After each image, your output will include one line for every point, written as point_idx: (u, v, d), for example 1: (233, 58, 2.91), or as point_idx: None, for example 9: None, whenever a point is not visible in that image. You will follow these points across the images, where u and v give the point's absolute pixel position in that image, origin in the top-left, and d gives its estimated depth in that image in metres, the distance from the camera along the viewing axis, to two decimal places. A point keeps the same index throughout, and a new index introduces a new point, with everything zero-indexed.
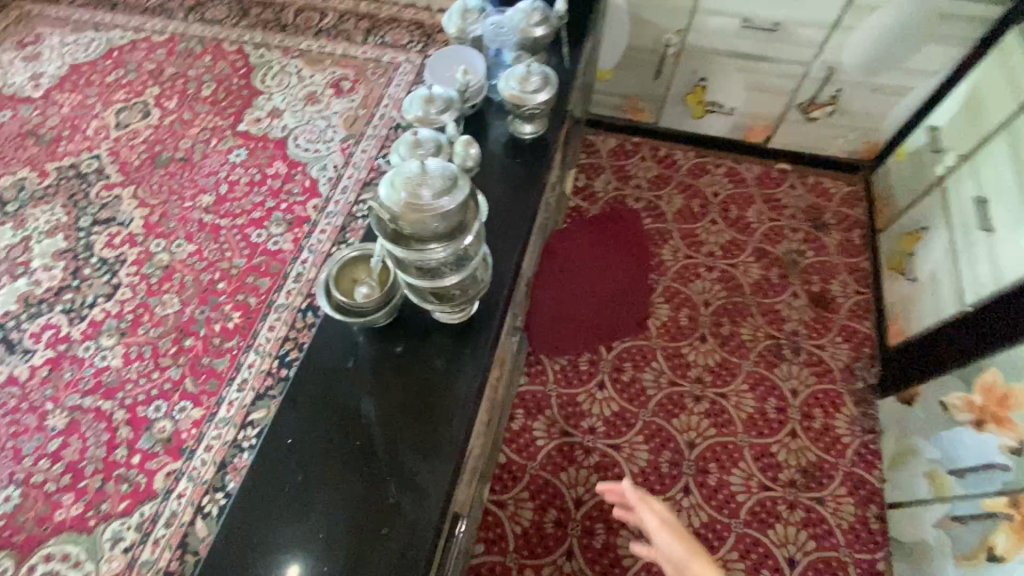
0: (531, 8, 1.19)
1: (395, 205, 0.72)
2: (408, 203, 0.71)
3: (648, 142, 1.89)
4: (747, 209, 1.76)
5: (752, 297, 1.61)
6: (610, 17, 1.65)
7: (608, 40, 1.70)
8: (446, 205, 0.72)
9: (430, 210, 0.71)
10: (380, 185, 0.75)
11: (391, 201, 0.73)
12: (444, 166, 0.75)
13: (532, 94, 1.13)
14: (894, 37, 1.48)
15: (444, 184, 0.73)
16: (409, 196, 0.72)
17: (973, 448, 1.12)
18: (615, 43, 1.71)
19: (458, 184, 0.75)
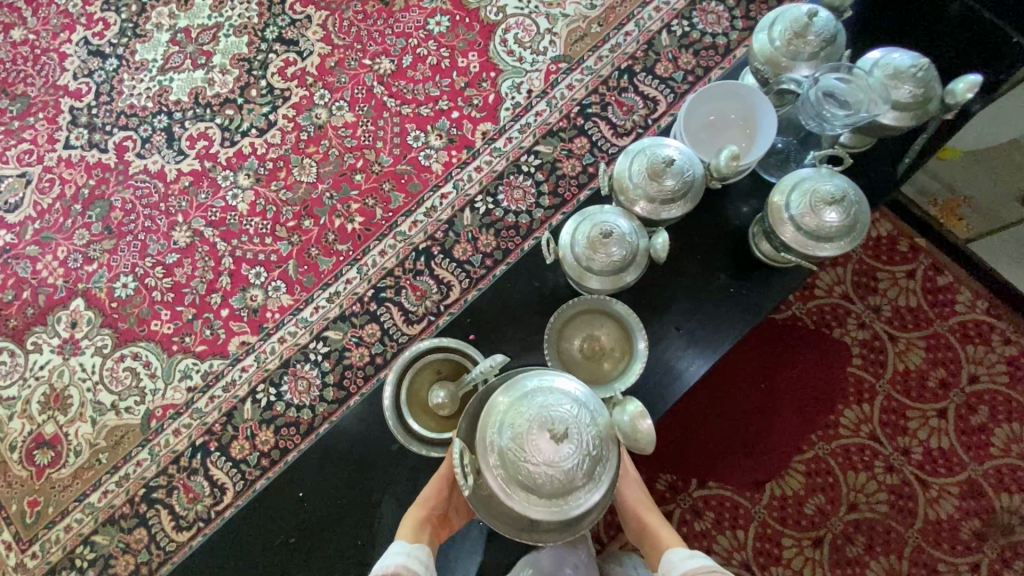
0: (902, 79, 0.71)
1: (494, 467, 0.57)
2: (514, 487, 0.56)
3: (935, 255, 1.30)
4: (998, 422, 1.24)
5: (916, 535, 1.21)
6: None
7: (1007, 112, 1.15)
8: (564, 508, 0.57)
9: (541, 509, 0.56)
10: (489, 431, 0.59)
11: (495, 471, 0.57)
12: (580, 449, 0.57)
13: (818, 241, 0.70)
14: None
15: (573, 470, 0.56)
16: (519, 468, 0.56)
17: None
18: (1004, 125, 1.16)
19: (591, 473, 0.57)
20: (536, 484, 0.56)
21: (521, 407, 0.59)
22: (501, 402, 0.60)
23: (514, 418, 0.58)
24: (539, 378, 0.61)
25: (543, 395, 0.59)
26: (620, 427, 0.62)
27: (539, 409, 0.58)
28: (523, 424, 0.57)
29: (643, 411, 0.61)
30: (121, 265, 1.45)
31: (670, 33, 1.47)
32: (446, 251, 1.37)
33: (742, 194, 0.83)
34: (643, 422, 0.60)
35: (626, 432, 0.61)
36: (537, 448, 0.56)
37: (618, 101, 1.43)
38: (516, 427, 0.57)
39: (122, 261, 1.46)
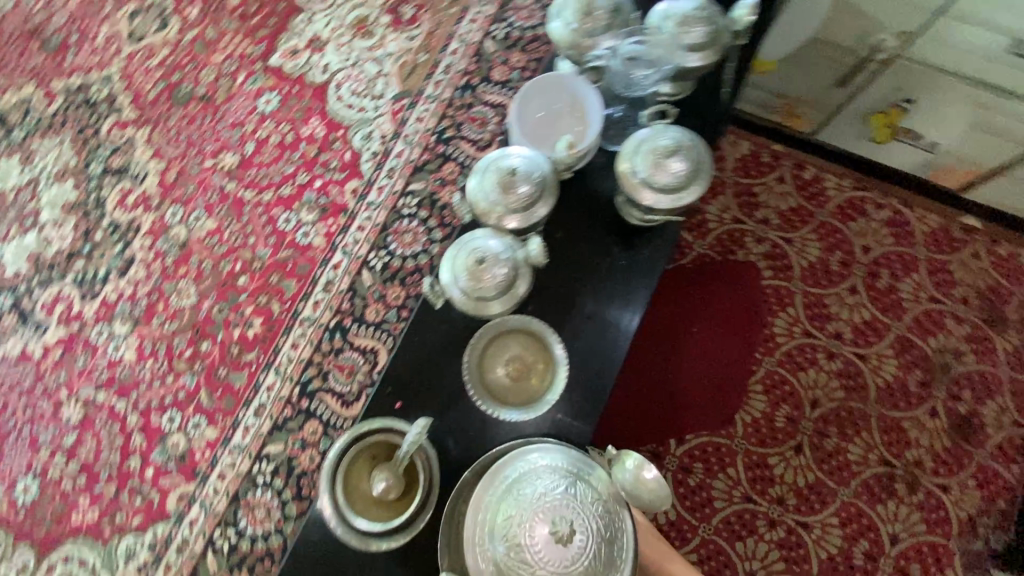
0: (687, 22, 0.75)
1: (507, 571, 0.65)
2: None
3: (792, 154, 1.41)
4: (901, 277, 1.35)
5: (876, 405, 1.29)
6: None
7: (789, 22, 1.16)
8: None
9: None
10: (496, 542, 0.66)
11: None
12: (587, 539, 0.65)
13: (676, 192, 0.73)
14: None
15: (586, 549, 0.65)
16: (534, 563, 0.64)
17: None
18: (799, 26, 1.16)
19: (602, 554, 0.66)
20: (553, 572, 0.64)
21: (516, 500, 0.67)
22: (492, 500, 0.68)
23: (512, 516, 0.66)
24: (525, 466, 0.70)
25: (533, 483, 0.68)
26: (625, 489, 0.67)
27: (533, 499, 0.66)
28: (526, 519, 0.65)
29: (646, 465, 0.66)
30: (14, 469, 1.29)
31: (493, 38, 1.50)
32: (359, 318, 1.32)
33: (601, 170, 0.84)
34: (646, 474, 0.66)
35: (634, 492, 0.67)
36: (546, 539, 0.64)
37: (470, 116, 1.45)
38: (519, 523, 0.65)
39: (13, 464, 1.29)
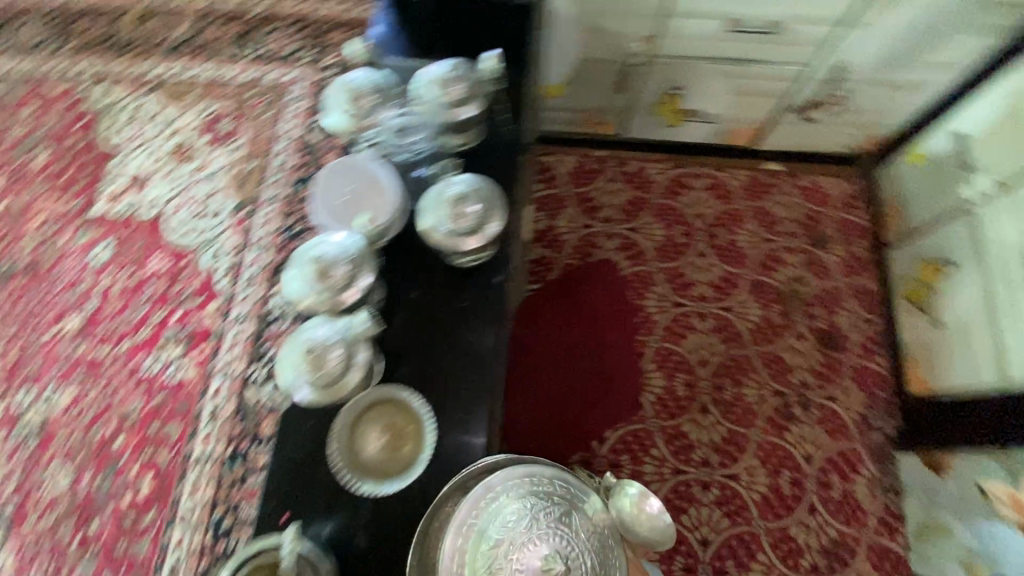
0: (445, 82, 0.85)
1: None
2: None
3: (613, 155, 1.60)
4: (736, 231, 1.53)
5: (753, 346, 1.43)
6: (553, 22, 1.17)
7: (555, 54, 1.24)
8: None
9: None
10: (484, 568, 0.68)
11: None
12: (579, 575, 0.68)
13: (482, 228, 0.80)
14: (915, 34, 1.14)
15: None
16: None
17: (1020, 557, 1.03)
18: (565, 52, 1.25)
19: None
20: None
21: (505, 527, 0.69)
22: (476, 528, 0.69)
23: (498, 543, 0.68)
24: (519, 487, 0.72)
25: (526, 510, 0.70)
26: (626, 522, 0.80)
27: (525, 531, 0.68)
28: (514, 550, 0.67)
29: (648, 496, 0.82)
30: None
31: (316, 129, 1.55)
32: (256, 437, 1.27)
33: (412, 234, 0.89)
34: (647, 506, 0.81)
35: (634, 524, 0.80)
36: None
37: None
38: (505, 555, 0.67)
39: None
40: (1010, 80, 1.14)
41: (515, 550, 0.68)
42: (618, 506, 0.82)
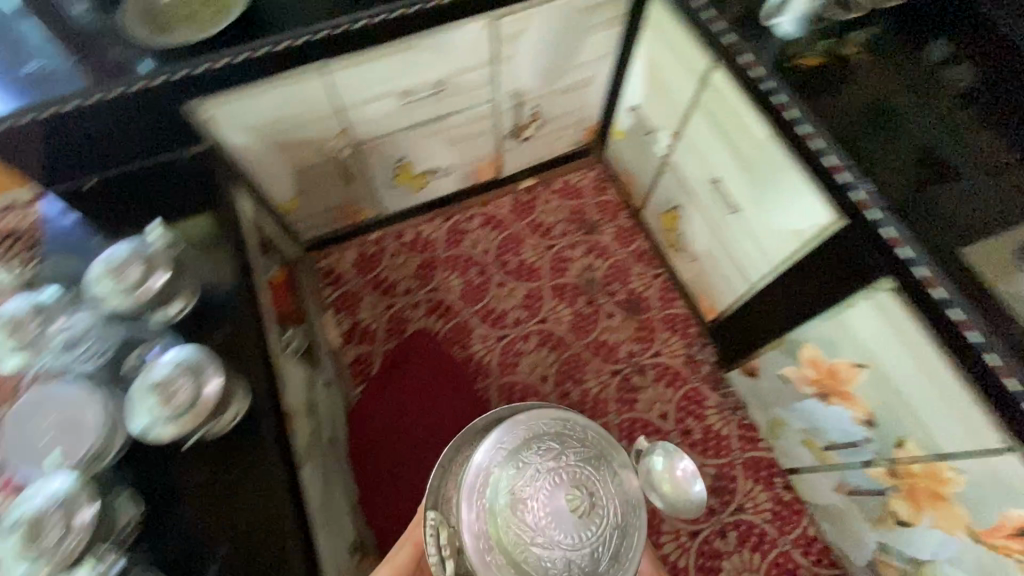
0: (117, 271, 0.86)
1: (500, 517, 0.78)
2: (520, 540, 0.77)
3: (388, 232, 1.66)
4: (521, 250, 1.67)
5: (578, 341, 1.56)
6: (241, 152, 1.19)
7: (263, 175, 1.26)
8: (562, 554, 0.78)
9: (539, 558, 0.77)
10: (511, 487, 0.80)
11: (503, 518, 0.78)
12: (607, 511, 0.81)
13: (199, 393, 0.80)
14: (553, 47, 1.30)
15: (584, 535, 0.79)
16: (528, 521, 0.78)
17: (835, 423, 1.14)
18: (273, 169, 1.27)
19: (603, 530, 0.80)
20: (546, 540, 0.78)
21: (530, 462, 0.81)
22: (507, 459, 0.81)
23: (520, 473, 0.80)
24: (550, 426, 0.85)
25: (556, 446, 0.83)
26: (655, 487, 1.12)
27: (554, 470, 0.81)
28: (539, 484, 0.80)
29: (681, 457, 1.13)
30: None
31: None
32: None
33: (143, 459, 0.83)
34: (678, 469, 1.13)
35: (656, 485, 1.13)
36: (552, 504, 0.79)
37: None
38: (527, 487, 0.79)
39: None
40: (638, 53, 1.34)
41: (541, 478, 0.80)
42: (651, 477, 1.13)
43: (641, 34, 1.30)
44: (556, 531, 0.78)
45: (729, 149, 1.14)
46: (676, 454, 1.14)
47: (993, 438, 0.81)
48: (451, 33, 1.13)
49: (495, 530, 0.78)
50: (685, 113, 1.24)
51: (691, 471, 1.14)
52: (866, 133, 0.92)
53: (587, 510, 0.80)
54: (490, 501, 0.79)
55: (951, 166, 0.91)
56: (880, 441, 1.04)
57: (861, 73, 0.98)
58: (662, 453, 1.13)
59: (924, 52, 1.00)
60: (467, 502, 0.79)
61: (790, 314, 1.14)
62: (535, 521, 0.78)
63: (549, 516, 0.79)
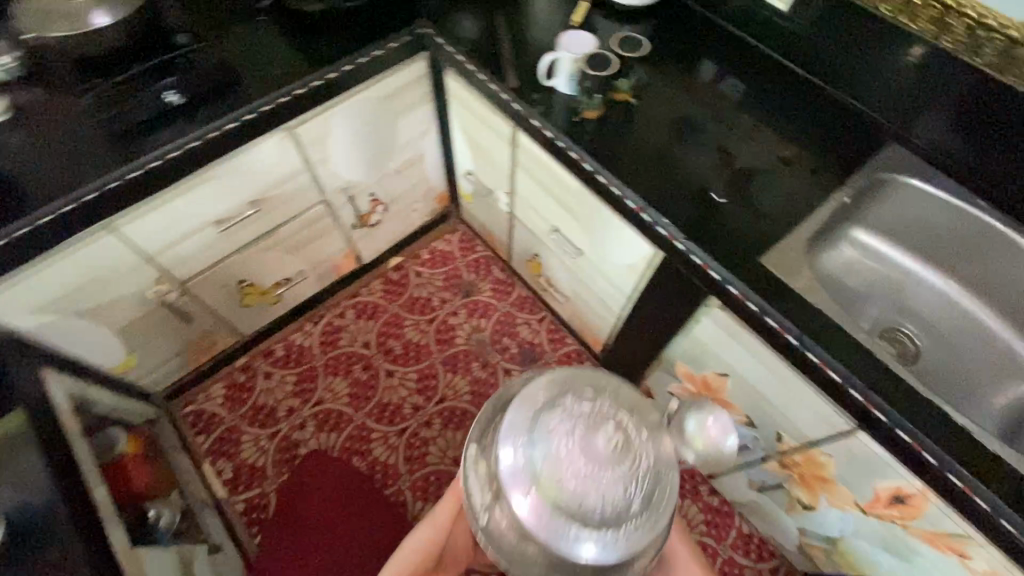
0: None
1: (531, 466, 0.70)
2: (557, 484, 0.69)
3: (256, 354, 1.57)
4: (403, 331, 1.62)
5: (482, 409, 1.52)
6: (41, 331, 1.06)
7: (77, 345, 1.13)
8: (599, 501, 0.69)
9: (578, 505, 0.68)
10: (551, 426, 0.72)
11: (544, 463, 0.69)
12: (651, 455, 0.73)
13: None
14: (368, 137, 1.29)
15: (619, 480, 0.70)
16: (557, 470, 0.69)
17: None
18: (89, 335, 1.15)
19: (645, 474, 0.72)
20: (579, 489, 0.69)
21: (564, 403, 0.74)
22: (545, 400, 0.75)
23: (552, 416, 0.72)
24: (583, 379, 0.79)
25: (589, 393, 0.76)
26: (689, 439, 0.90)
27: (594, 413, 0.73)
28: (574, 426, 0.72)
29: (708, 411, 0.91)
30: None
31: None
32: None
33: None
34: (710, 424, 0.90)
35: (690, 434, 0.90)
36: (589, 444, 0.71)
37: None
38: (560, 431, 0.71)
39: None
40: (455, 124, 1.39)
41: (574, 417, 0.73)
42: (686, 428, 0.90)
43: (450, 107, 1.35)
44: (586, 478, 0.69)
45: (554, 199, 1.21)
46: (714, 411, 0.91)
47: (841, 420, 0.86)
48: (249, 153, 1.11)
49: (529, 480, 0.69)
50: (509, 172, 1.30)
51: (725, 434, 0.89)
52: (655, 169, 0.97)
53: (619, 447, 0.71)
54: (524, 449, 0.71)
55: (739, 180, 0.97)
56: (763, 436, 1.07)
57: (644, 110, 1.04)
58: (692, 406, 0.92)
59: (696, 75, 1.09)
60: (507, 448, 0.71)
61: (655, 336, 1.17)
62: (563, 470, 0.69)
63: (582, 462, 0.70)
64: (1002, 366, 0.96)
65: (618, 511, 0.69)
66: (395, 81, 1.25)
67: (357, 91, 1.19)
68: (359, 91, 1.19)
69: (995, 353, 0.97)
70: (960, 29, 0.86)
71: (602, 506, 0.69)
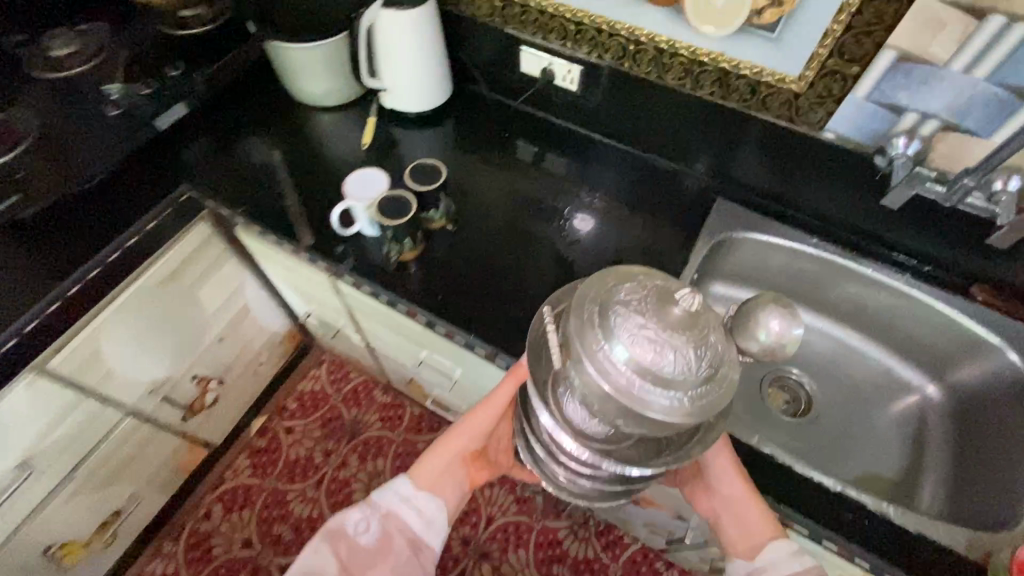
0: None
1: (598, 341, 0.56)
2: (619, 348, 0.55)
3: None
4: (290, 508, 1.38)
5: None
6: None
7: None
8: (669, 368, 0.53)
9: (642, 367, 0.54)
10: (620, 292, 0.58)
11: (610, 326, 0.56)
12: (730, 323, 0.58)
13: None
14: (160, 329, 1.05)
15: (695, 356, 0.54)
16: (630, 349, 0.54)
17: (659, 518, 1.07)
18: None
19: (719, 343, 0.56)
20: (653, 370, 0.54)
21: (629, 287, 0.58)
22: (615, 279, 0.61)
23: (621, 287, 0.58)
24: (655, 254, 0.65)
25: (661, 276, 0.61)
26: (751, 349, 0.58)
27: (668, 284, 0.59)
28: (642, 298, 0.57)
29: (772, 307, 0.57)
30: None
31: None
32: None
33: None
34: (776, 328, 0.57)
35: (755, 331, 0.58)
36: (663, 314, 0.55)
37: None
38: (631, 303, 0.56)
39: None
40: (273, 272, 1.18)
41: (644, 290, 0.58)
42: (741, 329, 0.58)
43: (260, 259, 1.14)
44: (662, 360, 0.54)
45: (405, 337, 1.05)
46: (764, 303, 0.57)
47: None
48: None
49: (596, 358, 0.55)
50: (350, 314, 1.13)
51: (784, 333, 0.57)
52: (496, 303, 0.86)
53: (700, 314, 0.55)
54: (592, 321, 0.57)
55: None
56: (698, 528, 0.99)
57: (473, 215, 0.96)
58: (753, 305, 0.57)
59: (518, 155, 1.05)
60: (574, 318, 0.58)
61: None
62: (634, 345, 0.54)
63: (658, 335, 0.54)
64: (878, 393, 0.96)
65: (697, 400, 0.54)
66: (175, 257, 1.02)
67: (133, 278, 0.95)
68: (134, 277, 0.95)
69: (868, 382, 0.97)
70: (744, 89, 0.83)
71: (677, 394, 0.54)
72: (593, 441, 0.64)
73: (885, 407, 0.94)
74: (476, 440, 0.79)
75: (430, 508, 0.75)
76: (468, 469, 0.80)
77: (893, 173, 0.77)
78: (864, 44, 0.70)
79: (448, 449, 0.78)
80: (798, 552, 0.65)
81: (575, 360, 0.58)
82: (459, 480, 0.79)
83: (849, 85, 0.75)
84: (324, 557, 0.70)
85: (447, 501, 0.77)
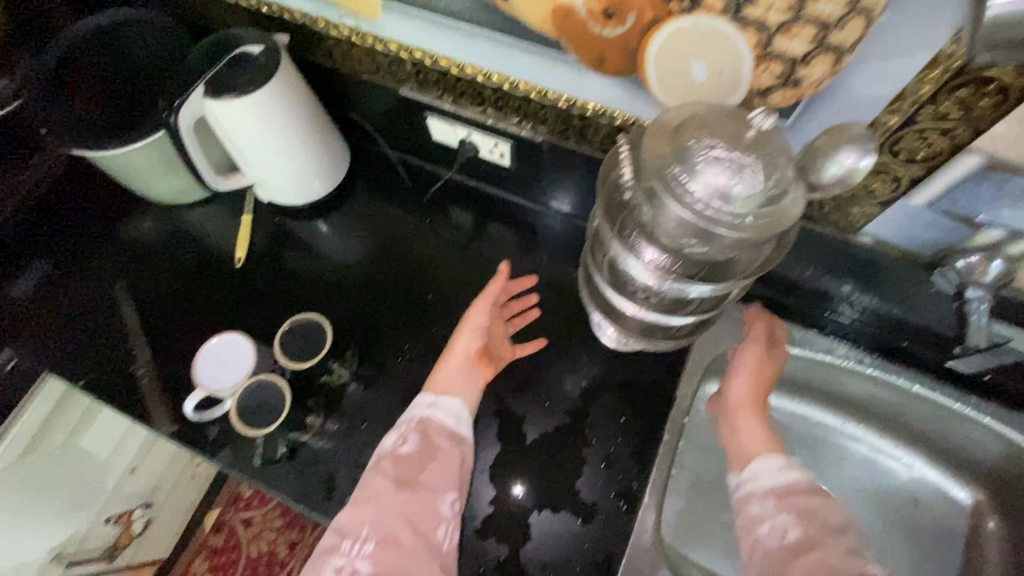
0: None
1: (668, 168, 0.41)
2: (686, 168, 0.40)
3: None
4: None
5: None
6: None
7: None
8: (742, 186, 0.39)
9: (708, 190, 0.40)
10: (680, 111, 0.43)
11: (672, 152, 0.41)
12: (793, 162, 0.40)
13: None
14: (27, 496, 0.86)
15: (776, 174, 0.39)
16: (696, 178, 0.40)
17: None
18: None
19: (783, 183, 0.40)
20: (726, 195, 0.40)
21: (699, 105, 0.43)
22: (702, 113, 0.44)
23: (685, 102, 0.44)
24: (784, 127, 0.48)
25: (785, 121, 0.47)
26: (816, 186, 0.40)
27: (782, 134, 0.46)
28: (715, 111, 0.41)
29: (849, 125, 0.38)
30: None
31: None
32: None
33: None
34: (845, 154, 0.38)
35: (830, 155, 0.38)
36: (736, 131, 0.40)
37: None
38: (704, 118, 0.41)
39: None
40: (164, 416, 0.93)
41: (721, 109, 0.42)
42: (806, 162, 0.40)
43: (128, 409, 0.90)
44: (732, 180, 0.39)
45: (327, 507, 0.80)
46: (838, 136, 0.38)
47: None
48: None
49: (661, 184, 0.41)
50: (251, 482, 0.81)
51: (856, 164, 0.37)
52: None
53: (774, 131, 0.40)
54: (661, 146, 0.42)
55: (540, 454, 0.67)
56: None
57: (389, 328, 0.73)
58: (822, 139, 0.39)
59: (444, 231, 0.80)
60: (648, 133, 0.43)
61: None
62: (705, 162, 0.40)
63: (730, 155, 0.39)
64: (915, 513, 0.73)
65: (763, 220, 0.40)
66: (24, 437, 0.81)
67: None
68: None
69: (903, 498, 0.74)
70: None
71: (755, 213, 0.40)
72: (657, 283, 0.51)
73: (924, 535, 0.72)
74: (478, 337, 0.67)
75: (454, 405, 0.61)
76: (479, 365, 0.66)
77: (963, 323, 0.54)
78: (933, 142, 0.44)
79: (454, 352, 0.65)
80: (789, 466, 0.58)
81: (646, 188, 0.43)
82: (472, 375, 0.65)
83: (903, 191, 0.50)
84: (371, 485, 0.54)
85: (467, 399, 0.63)
